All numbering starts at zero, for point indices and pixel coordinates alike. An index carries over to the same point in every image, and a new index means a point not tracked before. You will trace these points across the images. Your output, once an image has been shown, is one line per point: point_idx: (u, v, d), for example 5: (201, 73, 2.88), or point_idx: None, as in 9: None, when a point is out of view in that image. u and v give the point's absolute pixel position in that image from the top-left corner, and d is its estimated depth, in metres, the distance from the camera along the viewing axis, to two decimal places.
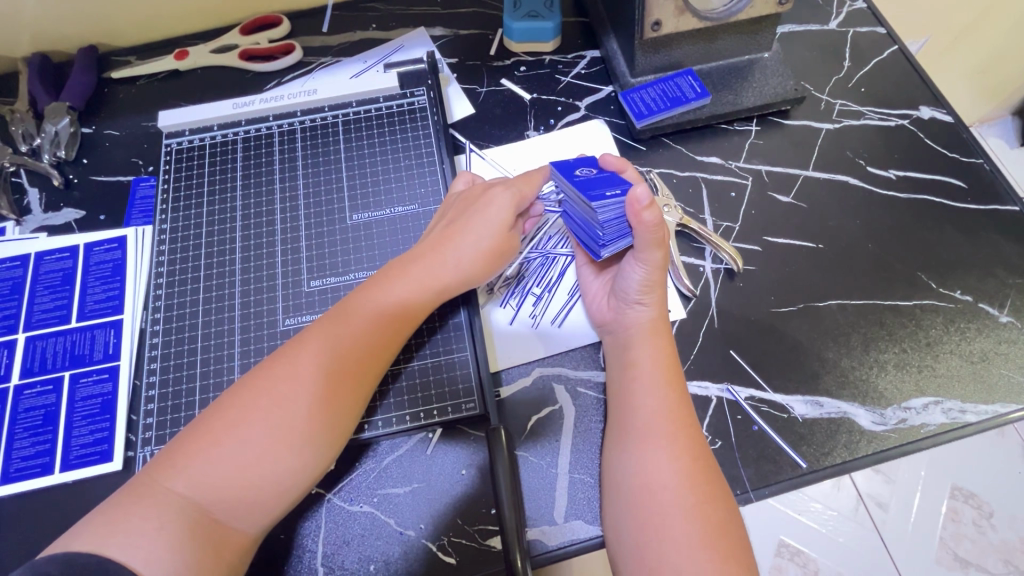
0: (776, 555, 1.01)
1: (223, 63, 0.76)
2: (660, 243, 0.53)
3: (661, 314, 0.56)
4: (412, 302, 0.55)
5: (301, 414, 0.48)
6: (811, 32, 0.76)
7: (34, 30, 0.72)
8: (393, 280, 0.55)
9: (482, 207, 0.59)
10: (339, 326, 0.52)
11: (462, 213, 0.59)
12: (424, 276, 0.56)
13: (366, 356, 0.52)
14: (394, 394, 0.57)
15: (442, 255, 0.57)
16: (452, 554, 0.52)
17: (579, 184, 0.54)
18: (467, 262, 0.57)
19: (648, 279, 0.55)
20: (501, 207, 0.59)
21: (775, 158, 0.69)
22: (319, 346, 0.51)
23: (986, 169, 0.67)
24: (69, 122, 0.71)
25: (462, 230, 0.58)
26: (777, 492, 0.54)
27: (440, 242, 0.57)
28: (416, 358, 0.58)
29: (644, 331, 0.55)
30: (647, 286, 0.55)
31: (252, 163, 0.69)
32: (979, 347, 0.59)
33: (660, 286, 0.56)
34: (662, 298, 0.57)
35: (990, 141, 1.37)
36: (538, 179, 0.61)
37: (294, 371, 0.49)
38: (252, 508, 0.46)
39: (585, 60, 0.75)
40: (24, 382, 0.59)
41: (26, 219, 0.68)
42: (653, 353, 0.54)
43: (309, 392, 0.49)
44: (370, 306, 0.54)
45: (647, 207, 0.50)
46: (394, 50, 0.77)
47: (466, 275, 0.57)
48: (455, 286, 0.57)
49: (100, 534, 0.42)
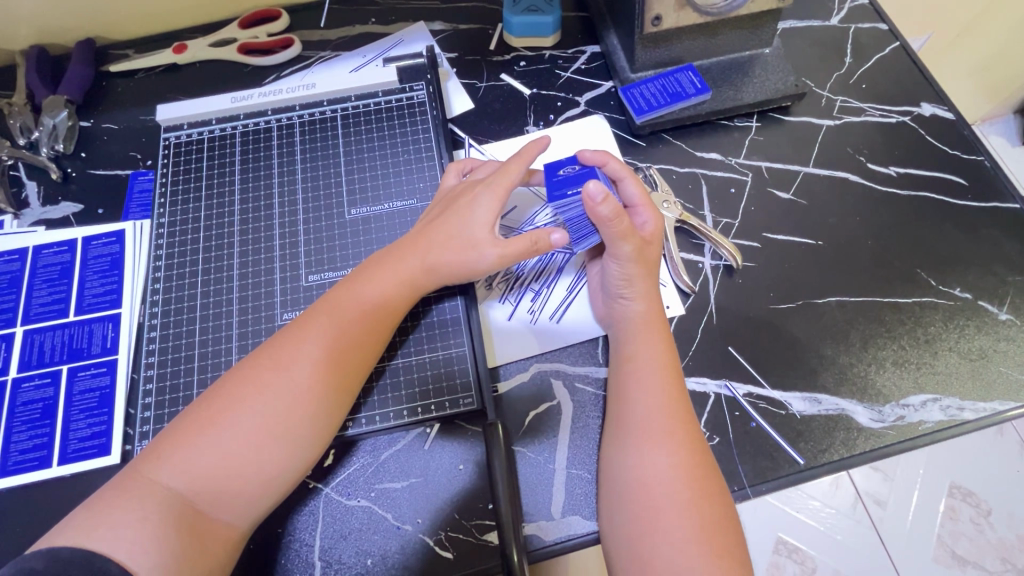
0: (773, 552, 1.01)
1: (222, 57, 0.76)
2: (623, 235, 0.54)
3: (655, 307, 0.56)
4: (396, 298, 0.55)
5: (287, 405, 0.48)
6: (813, 28, 0.76)
7: (32, 23, 0.72)
8: (376, 275, 0.55)
9: (467, 204, 0.57)
10: (328, 318, 0.52)
11: (445, 212, 0.58)
12: (408, 271, 0.56)
13: (352, 348, 0.52)
14: (389, 387, 0.57)
15: (427, 251, 0.56)
16: (449, 549, 0.52)
17: (553, 184, 0.55)
18: (449, 258, 0.56)
19: (624, 272, 0.55)
20: (484, 203, 0.57)
21: (775, 155, 0.68)
22: (305, 337, 0.51)
23: (987, 166, 0.67)
24: (67, 115, 0.71)
25: (444, 229, 0.57)
26: (775, 488, 0.54)
27: (422, 238, 0.57)
28: (404, 352, 0.58)
29: (639, 325, 0.55)
30: (627, 276, 0.55)
31: (251, 157, 0.69)
32: (979, 344, 0.59)
33: (640, 277, 0.55)
34: (653, 292, 0.57)
35: (991, 139, 1.35)
36: (514, 170, 0.58)
37: (282, 362, 0.49)
38: (238, 500, 0.46)
39: (585, 55, 0.75)
40: (22, 376, 0.59)
41: (25, 212, 0.68)
42: (646, 346, 0.54)
43: (293, 384, 0.49)
44: (354, 300, 0.54)
45: (602, 200, 0.52)
46: (393, 44, 0.77)
47: (452, 274, 0.57)
48: (440, 282, 0.57)
49: (84, 528, 0.42)
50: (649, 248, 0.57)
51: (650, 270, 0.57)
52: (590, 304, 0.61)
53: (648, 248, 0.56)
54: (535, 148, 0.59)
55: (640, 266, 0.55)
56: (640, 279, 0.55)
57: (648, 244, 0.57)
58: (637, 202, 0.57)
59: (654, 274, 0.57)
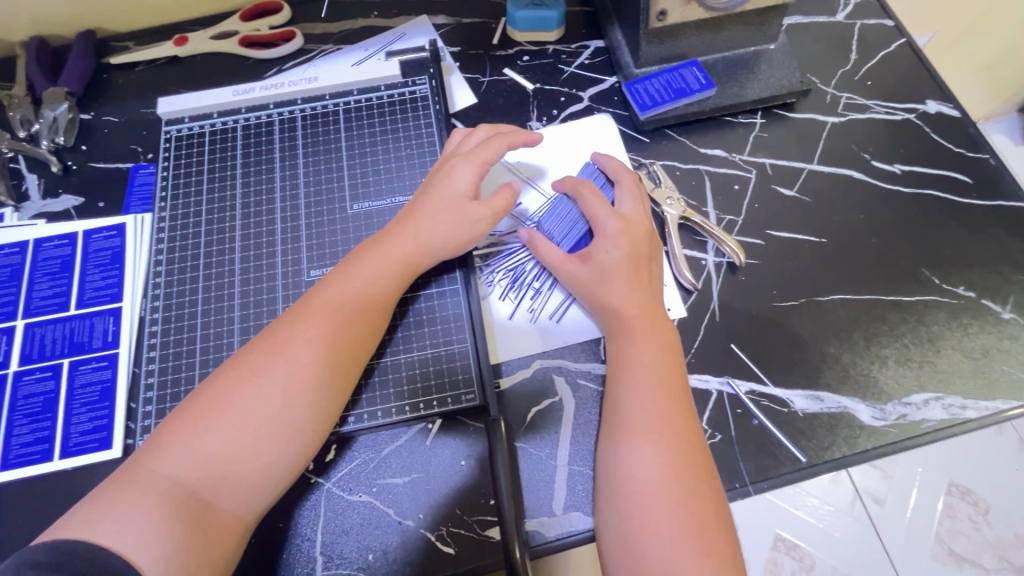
0: (772, 548, 1.02)
1: (224, 50, 0.76)
2: (558, 263, 0.58)
3: (623, 312, 0.55)
4: (386, 277, 0.55)
5: (283, 386, 0.48)
6: (819, 24, 0.75)
7: (32, 14, 0.71)
8: (364, 257, 0.55)
9: (444, 179, 0.58)
10: (323, 302, 0.52)
11: (426, 189, 0.59)
12: (396, 251, 0.56)
13: (346, 325, 0.52)
14: (379, 387, 0.56)
15: (412, 229, 0.56)
16: (451, 544, 0.52)
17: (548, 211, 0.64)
18: (435, 233, 0.56)
19: (573, 282, 0.58)
20: (463, 173, 0.58)
21: (779, 151, 0.68)
22: (302, 321, 0.51)
23: (992, 165, 0.67)
24: (67, 107, 0.71)
25: (428, 207, 0.57)
26: (776, 486, 0.54)
27: (410, 218, 0.57)
28: (390, 352, 0.58)
29: (612, 338, 0.55)
30: (575, 286, 0.58)
31: (252, 150, 0.68)
32: (982, 343, 0.59)
33: (590, 291, 0.57)
34: (618, 293, 0.55)
35: (995, 137, 1.35)
36: (497, 145, 0.60)
37: (277, 347, 0.49)
38: (240, 489, 0.46)
39: (589, 50, 0.74)
40: (23, 369, 0.59)
41: (25, 205, 0.67)
42: (646, 341, 0.53)
43: (286, 366, 0.48)
44: (346, 282, 0.54)
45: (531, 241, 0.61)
46: (395, 38, 0.76)
47: (443, 249, 0.57)
48: (434, 257, 0.57)
49: (86, 521, 0.42)
50: (597, 256, 0.57)
51: (603, 275, 0.56)
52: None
53: (595, 259, 0.57)
54: (525, 139, 0.62)
55: (589, 275, 0.57)
56: (588, 288, 0.57)
57: (596, 255, 0.57)
58: (595, 208, 0.59)
59: (620, 274, 0.56)
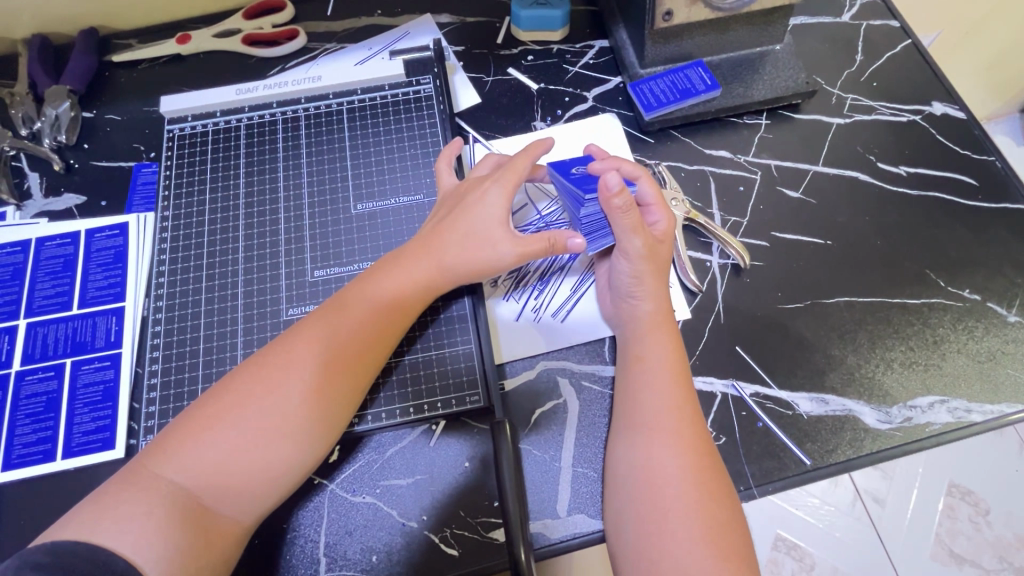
0: (772, 548, 1.01)
1: (226, 48, 0.75)
2: (634, 228, 0.53)
3: (662, 304, 0.55)
4: (405, 296, 0.54)
5: (293, 405, 0.47)
6: (824, 24, 0.75)
7: (34, 13, 0.71)
8: (387, 272, 0.55)
9: (473, 200, 0.57)
10: (336, 317, 0.51)
11: (452, 207, 0.58)
12: (417, 271, 0.55)
13: (357, 343, 0.51)
14: (396, 384, 0.57)
15: (433, 251, 0.56)
16: (454, 546, 0.52)
17: (575, 182, 0.55)
18: (455, 258, 0.55)
19: (634, 269, 0.54)
20: (493, 198, 0.57)
21: (784, 152, 0.68)
22: (316, 336, 0.50)
23: (998, 167, 0.67)
24: (69, 105, 0.71)
25: (452, 228, 0.56)
26: (780, 488, 0.54)
27: (434, 239, 0.56)
28: (411, 351, 0.58)
29: (648, 326, 0.54)
30: (641, 260, 0.54)
31: (256, 149, 0.68)
32: (987, 346, 0.59)
33: (649, 274, 0.55)
34: (663, 289, 0.56)
35: (998, 138, 1.35)
36: (523, 168, 0.58)
37: (286, 361, 0.49)
38: (241, 496, 0.46)
39: (594, 50, 0.74)
40: (25, 368, 0.59)
41: (27, 203, 0.67)
42: (664, 342, 0.53)
43: (297, 380, 0.48)
44: (365, 297, 0.53)
45: (618, 192, 0.50)
46: (400, 37, 0.76)
47: (461, 274, 0.56)
48: (455, 280, 0.56)
49: (88, 522, 0.41)
50: (659, 246, 0.56)
51: (660, 266, 0.56)
52: (622, 292, 0.56)
53: (660, 246, 0.56)
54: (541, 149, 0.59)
55: (656, 256, 0.55)
56: (652, 268, 0.55)
57: (662, 243, 0.56)
58: (651, 201, 0.55)
59: (664, 272, 0.56)
